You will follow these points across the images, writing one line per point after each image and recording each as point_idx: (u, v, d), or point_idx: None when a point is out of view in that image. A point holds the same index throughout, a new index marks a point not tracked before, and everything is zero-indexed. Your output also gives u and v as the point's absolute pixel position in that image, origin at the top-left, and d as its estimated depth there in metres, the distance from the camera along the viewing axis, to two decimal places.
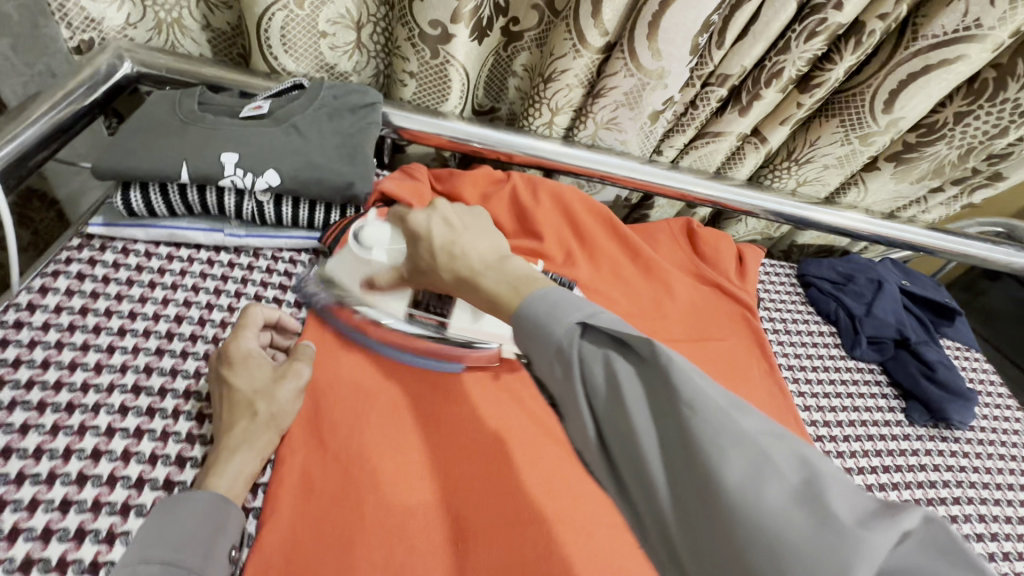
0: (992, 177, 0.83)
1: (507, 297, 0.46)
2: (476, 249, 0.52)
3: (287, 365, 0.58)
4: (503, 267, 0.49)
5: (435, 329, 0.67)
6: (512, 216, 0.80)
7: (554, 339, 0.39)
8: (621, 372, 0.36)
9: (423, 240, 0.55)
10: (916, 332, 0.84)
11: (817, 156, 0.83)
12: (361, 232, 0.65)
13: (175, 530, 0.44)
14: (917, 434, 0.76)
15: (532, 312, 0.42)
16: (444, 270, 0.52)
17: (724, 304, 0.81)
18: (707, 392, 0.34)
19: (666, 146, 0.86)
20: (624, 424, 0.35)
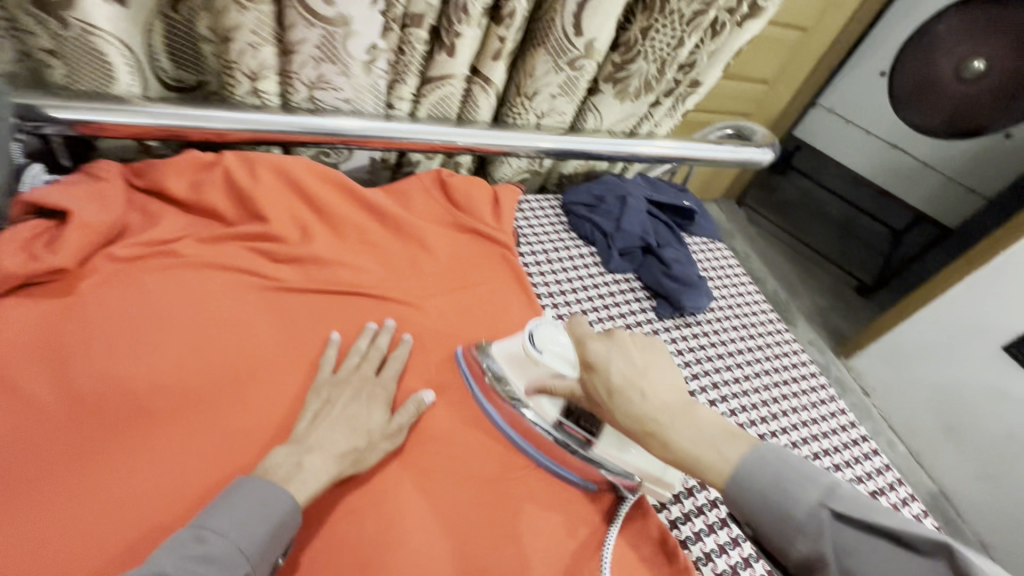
0: (692, 85, 0.91)
1: (708, 463, 0.48)
2: (660, 389, 0.54)
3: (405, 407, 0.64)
4: (692, 418, 0.51)
5: (580, 444, 0.64)
6: (230, 200, 0.73)
7: (800, 510, 0.43)
8: (846, 551, 0.41)
9: (600, 374, 0.56)
10: (660, 237, 0.92)
11: (540, 87, 0.85)
12: (536, 335, 0.65)
13: (235, 513, 0.49)
14: (665, 327, 0.84)
15: (750, 489, 0.46)
16: (629, 418, 0.53)
17: (484, 248, 0.83)
18: (873, 572, 0.40)
19: (396, 98, 0.82)
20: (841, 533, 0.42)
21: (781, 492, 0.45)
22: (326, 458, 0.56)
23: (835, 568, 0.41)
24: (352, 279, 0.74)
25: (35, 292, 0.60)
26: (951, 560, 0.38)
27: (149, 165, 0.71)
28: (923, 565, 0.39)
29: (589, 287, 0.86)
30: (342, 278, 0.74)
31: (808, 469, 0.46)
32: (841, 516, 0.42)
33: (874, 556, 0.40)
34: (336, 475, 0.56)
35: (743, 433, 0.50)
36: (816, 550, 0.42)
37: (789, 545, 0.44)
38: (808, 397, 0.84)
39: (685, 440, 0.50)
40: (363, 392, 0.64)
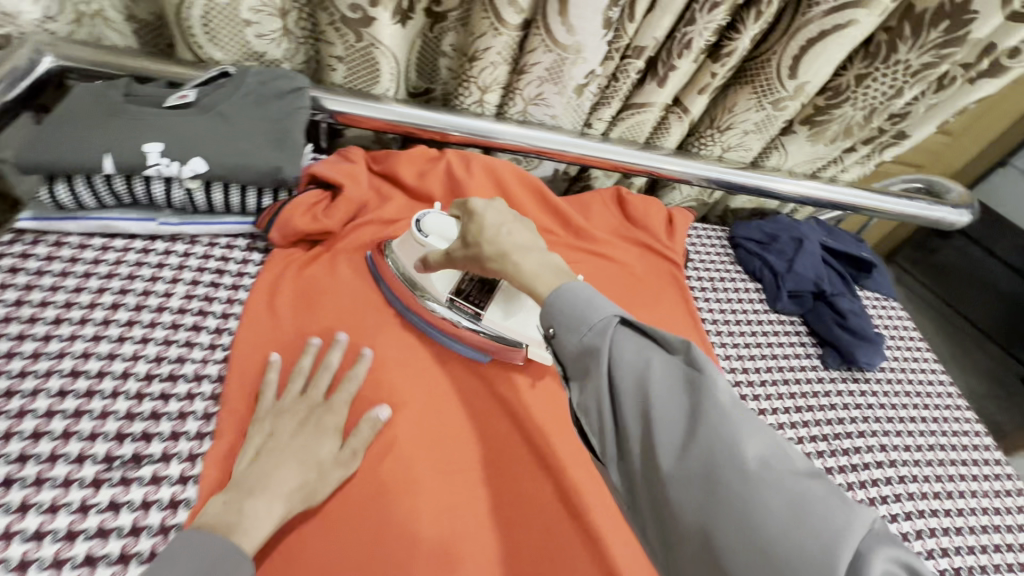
0: (897, 135, 0.88)
1: (549, 279, 0.51)
2: (519, 237, 0.56)
3: (350, 451, 0.58)
4: (542, 252, 0.54)
5: (470, 319, 0.68)
6: (446, 189, 0.83)
7: (591, 324, 0.44)
8: (621, 346, 0.43)
9: (475, 220, 0.59)
10: (834, 284, 0.89)
11: (736, 122, 0.87)
12: (423, 221, 0.67)
13: (189, 570, 0.44)
14: (830, 376, 0.82)
15: (564, 296, 0.46)
16: (487, 244, 0.56)
17: (653, 266, 0.87)
18: (706, 435, 0.38)
19: (595, 119, 0.89)
20: (663, 414, 0.40)
21: (586, 309, 0.45)
22: (274, 497, 0.52)
23: (604, 369, 0.42)
24: None
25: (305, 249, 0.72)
26: (707, 375, 0.40)
27: (387, 154, 0.84)
28: (686, 372, 0.41)
29: (753, 322, 0.86)
30: None
31: (603, 301, 0.45)
32: (631, 326, 0.44)
33: (639, 350, 0.43)
34: (286, 514, 0.52)
35: (576, 277, 0.51)
36: (628, 360, 0.42)
37: (571, 337, 0.44)
38: (990, 483, 0.77)
39: (533, 266, 0.52)
40: (309, 423, 0.58)
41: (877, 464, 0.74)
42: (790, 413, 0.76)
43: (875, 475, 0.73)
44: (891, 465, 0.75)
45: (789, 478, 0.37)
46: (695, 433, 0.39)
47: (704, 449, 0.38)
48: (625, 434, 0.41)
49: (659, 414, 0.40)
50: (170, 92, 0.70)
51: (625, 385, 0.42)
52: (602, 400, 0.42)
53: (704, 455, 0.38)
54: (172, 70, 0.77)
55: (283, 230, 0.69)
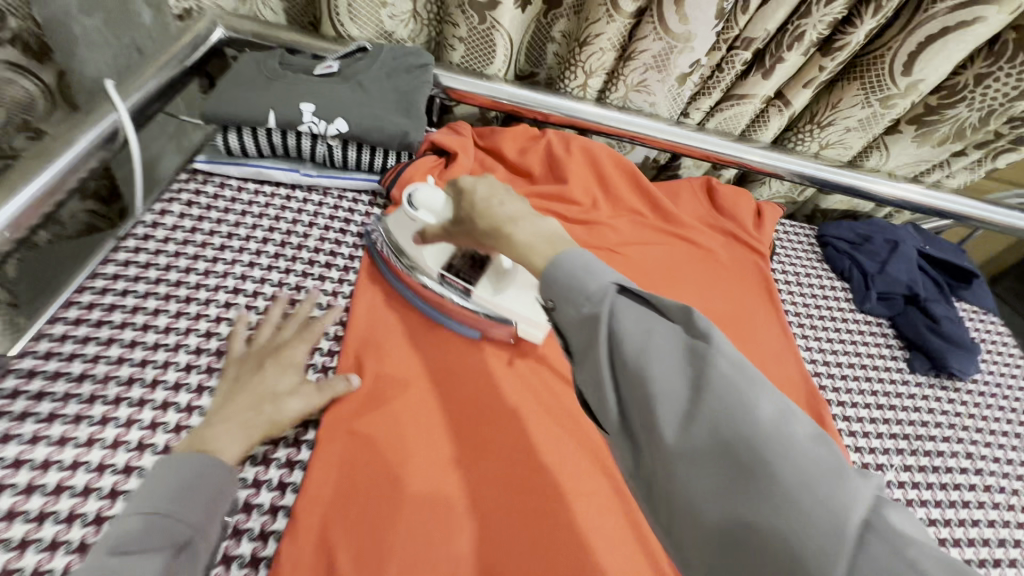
0: (1015, 141, 0.85)
1: (541, 250, 0.44)
2: (511, 205, 0.52)
3: (304, 383, 0.61)
4: (536, 220, 0.49)
5: (462, 295, 0.69)
6: (544, 164, 0.89)
7: (588, 294, 0.39)
8: (621, 313, 0.38)
9: (467, 194, 0.56)
10: (929, 290, 0.87)
11: (839, 118, 0.87)
12: (415, 196, 0.67)
13: (172, 487, 0.49)
14: (916, 381, 0.80)
15: (561, 264, 0.41)
16: (482, 219, 0.52)
17: (739, 255, 0.88)
18: (667, 373, 0.35)
19: (693, 108, 0.92)
20: (644, 376, 0.36)
21: (583, 285, 0.39)
22: (233, 422, 0.55)
23: (604, 344, 0.37)
24: (613, 240, 0.85)
25: None
26: (694, 328, 0.37)
27: (492, 131, 0.91)
28: (674, 332, 0.37)
29: (837, 318, 0.86)
30: (608, 244, 0.85)
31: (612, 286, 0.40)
32: (629, 293, 0.39)
33: (632, 312, 0.38)
34: (250, 443, 0.55)
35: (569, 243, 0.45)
36: (612, 321, 0.38)
37: (569, 308, 0.39)
38: None
39: (524, 233, 0.47)
40: (268, 359, 0.61)
41: (962, 469, 0.73)
42: (870, 408, 0.76)
43: (957, 478, 0.72)
44: (976, 473, 0.73)
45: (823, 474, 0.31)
46: (697, 396, 0.34)
47: (769, 429, 0.33)
48: (603, 397, 0.38)
49: (652, 367, 0.36)
50: (316, 63, 0.81)
51: (632, 367, 0.36)
52: (603, 382, 0.38)
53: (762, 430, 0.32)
54: (317, 44, 0.87)
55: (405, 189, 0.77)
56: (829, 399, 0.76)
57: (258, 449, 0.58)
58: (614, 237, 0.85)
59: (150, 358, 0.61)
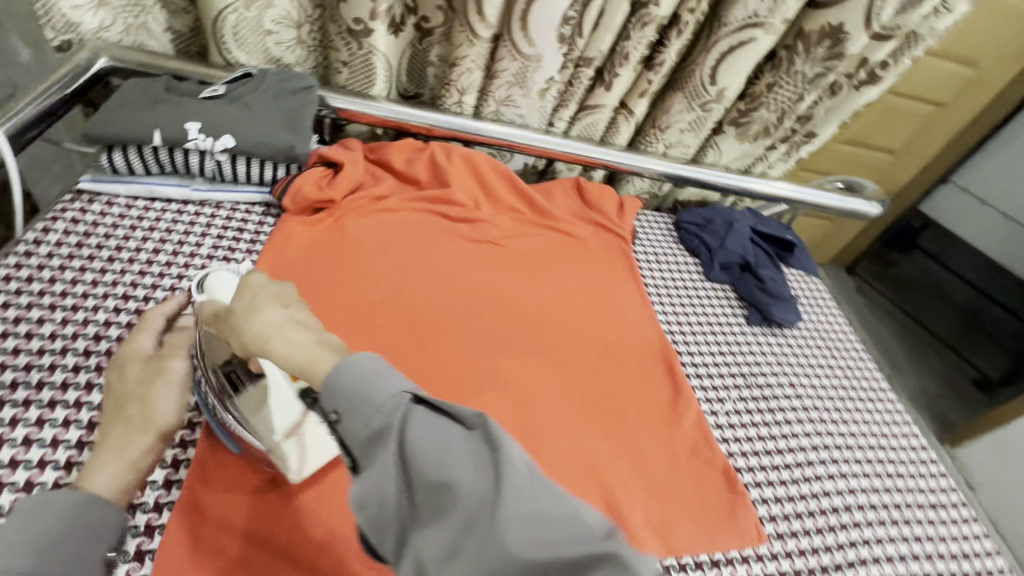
0: (808, 135, 1.06)
1: (312, 374, 0.46)
2: (270, 319, 0.51)
3: (156, 364, 0.61)
4: (312, 337, 0.49)
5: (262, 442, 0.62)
6: (429, 173, 0.99)
7: (377, 403, 0.41)
8: (414, 424, 0.40)
9: (243, 307, 0.54)
10: (759, 259, 1.05)
11: (673, 122, 1.05)
12: (207, 283, 0.66)
13: (34, 532, 0.45)
14: (753, 331, 0.96)
15: (345, 375, 0.42)
16: (255, 332, 0.50)
17: (606, 241, 1.02)
18: (429, 447, 0.39)
19: (557, 119, 1.06)
20: (435, 446, 0.39)
21: (365, 398, 0.41)
22: (107, 450, 0.54)
23: (412, 459, 0.38)
24: (494, 234, 0.96)
25: (311, 214, 0.86)
26: (487, 430, 0.39)
27: (381, 145, 1.00)
28: (468, 437, 0.40)
29: (688, 286, 1.01)
30: (489, 238, 0.95)
31: (385, 390, 0.41)
32: (423, 402, 0.42)
33: (424, 423, 0.40)
34: (150, 445, 0.56)
35: (336, 360, 0.46)
36: (385, 427, 0.40)
37: (355, 420, 0.41)
38: (890, 415, 0.90)
39: (297, 348, 0.48)
40: (118, 368, 0.62)
41: (793, 396, 0.87)
42: (716, 355, 0.89)
43: (781, 403, 0.85)
44: (804, 397, 0.87)
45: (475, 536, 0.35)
46: (462, 484, 0.37)
47: (532, 499, 0.36)
48: (384, 510, 0.39)
49: (439, 471, 0.37)
50: (203, 87, 0.86)
51: (406, 461, 0.39)
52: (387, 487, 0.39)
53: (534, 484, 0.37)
54: (204, 71, 0.93)
55: (294, 198, 0.84)
56: (679, 350, 0.88)
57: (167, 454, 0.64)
58: (494, 231, 0.96)
59: (34, 363, 0.63)
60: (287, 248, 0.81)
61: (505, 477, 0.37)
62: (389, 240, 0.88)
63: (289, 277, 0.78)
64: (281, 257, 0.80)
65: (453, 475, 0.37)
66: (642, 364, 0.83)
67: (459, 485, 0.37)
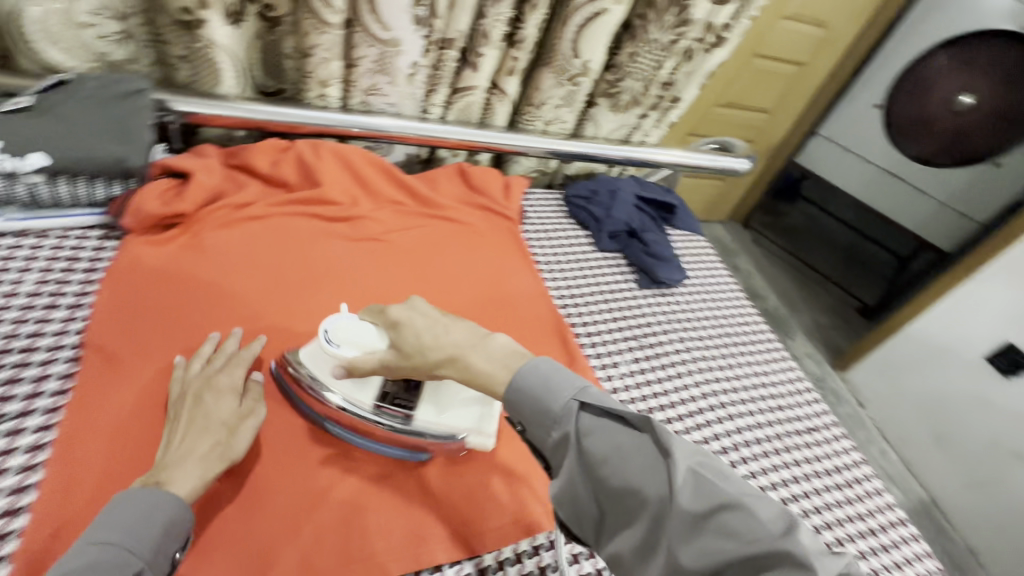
0: (674, 100, 1.11)
1: (501, 375, 0.57)
2: (455, 335, 0.62)
3: (246, 403, 0.64)
4: (486, 343, 0.60)
5: (401, 421, 0.66)
6: (299, 173, 0.93)
7: (552, 411, 0.52)
8: (587, 431, 0.51)
9: (405, 328, 0.64)
10: (644, 224, 1.09)
11: (547, 98, 1.05)
12: (335, 330, 0.66)
13: (118, 518, 0.49)
14: (643, 293, 0.99)
15: (523, 387, 0.54)
16: (432, 351, 0.61)
17: (495, 224, 1.02)
18: (604, 448, 0.49)
19: (431, 105, 1.03)
20: (597, 453, 0.49)
21: (546, 397, 0.53)
22: (187, 461, 0.56)
23: (641, 494, 0.46)
24: (376, 230, 0.92)
25: (160, 232, 0.78)
26: (655, 433, 0.49)
27: (241, 148, 0.91)
28: (640, 438, 0.49)
29: (579, 258, 1.03)
30: (371, 235, 0.91)
31: (564, 377, 0.54)
32: (589, 407, 0.52)
33: (614, 431, 0.50)
34: (205, 475, 0.56)
35: (525, 359, 0.58)
36: (563, 433, 0.51)
37: (540, 430, 0.53)
38: (770, 354, 0.98)
39: (483, 363, 0.58)
40: (205, 389, 0.62)
41: (683, 350, 0.92)
42: (609, 321, 0.92)
43: (672, 358, 0.90)
44: (692, 349, 0.92)
45: (675, 530, 0.44)
46: (643, 485, 0.47)
47: (715, 521, 0.43)
48: (580, 506, 0.51)
49: (618, 469, 0.48)
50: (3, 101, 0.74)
51: (590, 465, 0.50)
52: (577, 485, 0.50)
53: (704, 498, 0.44)
54: (8, 80, 0.80)
55: (136, 217, 0.76)
56: (573, 322, 0.90)
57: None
58: (376, 227, 0.92)
59: None
60: (133, 268, 0.73)
61: (675, 484, 0.45)
62: (257, 251, 0.82)
63: (139, 302, 0.71)
64: (127, 283, 0.72)
65: (644, 483, 0.47)
66: (536, 339, 0.85)
67: (635, 487, 0.47)
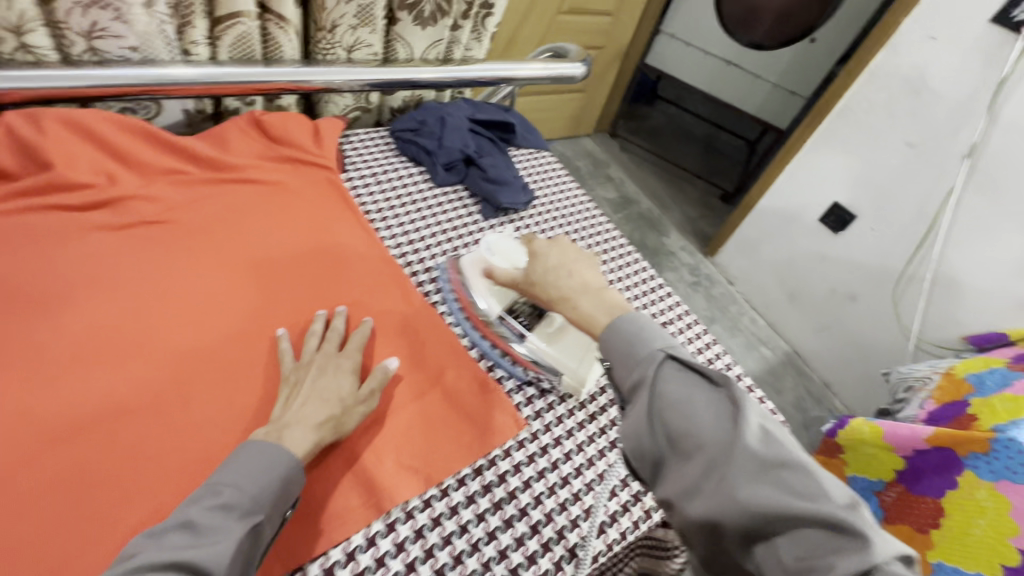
0: (485, 6, 1.03)
1: (601, 321, 0.57)
2: (584, 274, 0.63)
3: (366, 389, 0.62)
4: (598, 293, 0.60)
5: (517, 335, 0.73)
6: (17, 155, 0.71)
7: (640, 353, 0.52)
8: (667, 377, 0.50)
9: (540, 258, 0.67)
10: (481, 149, 1.01)
11: (337, 19, 0.89)
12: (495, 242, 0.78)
13: (241, 467, 0.49)
14: (489, 223, 0.93)
15: (619, 330, 0.54)
16: (552, 287, 0.63)
17: (309, 177, 0.88)
18: (678, 395, 0.49)
19: (190, 43, 0.84)
20: (673, 397, 0.49)
21: (636, 342, 0.53)
22: (304, 426, 0.55)
23: (706, 440, 0.46)
24: (149, 211, 0.75)
25: None
26: (732, 389, 0.48)
27: None
28: (718, 392, 0.49)
29: (416, 198, 0.93)
30: (144, 218, 0.74)
31: (657, 328, 0.54)
32: (675, 359, 0.52)
33: (692, 384, 0.50)
34: (319, 441, 0.55)
35: (626, 309, 0.58)
36: (640, 376, 0.50)
37: (623, 369, 0.52)
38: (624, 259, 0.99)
39: (591, 308, 0.59)
40: (329, 367, 0.62)
41: None
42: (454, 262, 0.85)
43: None
44: None
45: (745, 482, 0.43)
46: (710, 436, 0.46)
47: (781, 479, 0.42)
48: (642, 449, 0.49)
49: (684, 415, 0.47)
50: None
51: (658, 410, 0.49)
52: (640, 426, 0.49)
53: (772, 451, 0.44)
54: None
55: None
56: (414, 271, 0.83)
57: None
58: (150, 207, 0.75)
59: None
60: None
61: (747, 437, 0.44)
62: None
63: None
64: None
65: (707, 432, 0.46)
66: (375, 296, 0.76)
67: (703, 435, 0.46)
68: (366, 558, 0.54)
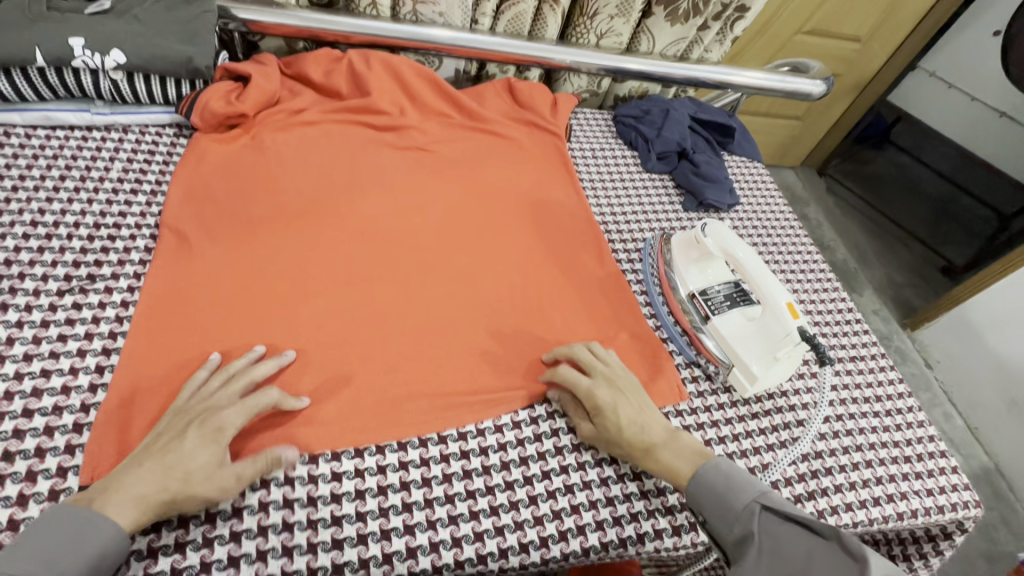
0: (740, 9, 1.03)
1: (688, 473, 0.62)
2: (651, 421, 0.65)
3: (237, 467, 0.54)
4: (676, 441, 0.64)
5: (702, 319, 0.75)
6: (350, 82, 0.95)
7: (733, 507, 0.58)
8: (770, 531, 0.56)
9: (606, 413, 0.65)
10: (697, 146, 1.04)
11: (600, 7, 1.00)
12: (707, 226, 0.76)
13: (52, 543, 0.47)
14: (688, 217, 0.97)
15: (706, 482, 0.60)
16: (635, 441, 0.63)
17: (540, 140, 1.01)
18: (793, 551, 0.54)
19: (480, 15, 1.02)
20: (789, 547, 0.54)
21: (728, 494, 0.59)
22: (126, 497, 0.50)
23: None
24: (421, 140, 0.94)
25: (225, 131, 0.83)
26: (843, 541, 0.52)
27: (297, 58, 0.95)
28: (827, 545, 0.53)
29: (624, 178, 1.01)
30: (417, 145, 0.93)
31: (744, 478, 0.61)
32: (771, 510, 0.58)
33: (796, 536, 0.55)
34: (138, 524, 0.50)
35: (709, 457, 0.63)
36: (746, 531, 0.57)
37: (721, 523, 0.59)
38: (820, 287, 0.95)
39: (676, 463, 0.63)
40: (172, 424, 0.55)
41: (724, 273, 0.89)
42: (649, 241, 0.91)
43: None
44: None
45: None
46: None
47: None
48: None
49: (801, 569, 0.53)
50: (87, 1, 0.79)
51: (772, 559, 0.55)
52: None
53: None
54: None
55: (203, 114, 0.80)
56: (611, 239, 0.90)
57: (104, 327, 0.63)
58: (421, 137, 0.94)
59: None
60: (201, 166, 0.79)
61: None
62: (310, 153, 0.86)
63: (206, 193, 0.77)
64: (196, 175, 0.78)
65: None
66: (574, 249, 0.86)
67: None
68: (531, 448, 0.66)
